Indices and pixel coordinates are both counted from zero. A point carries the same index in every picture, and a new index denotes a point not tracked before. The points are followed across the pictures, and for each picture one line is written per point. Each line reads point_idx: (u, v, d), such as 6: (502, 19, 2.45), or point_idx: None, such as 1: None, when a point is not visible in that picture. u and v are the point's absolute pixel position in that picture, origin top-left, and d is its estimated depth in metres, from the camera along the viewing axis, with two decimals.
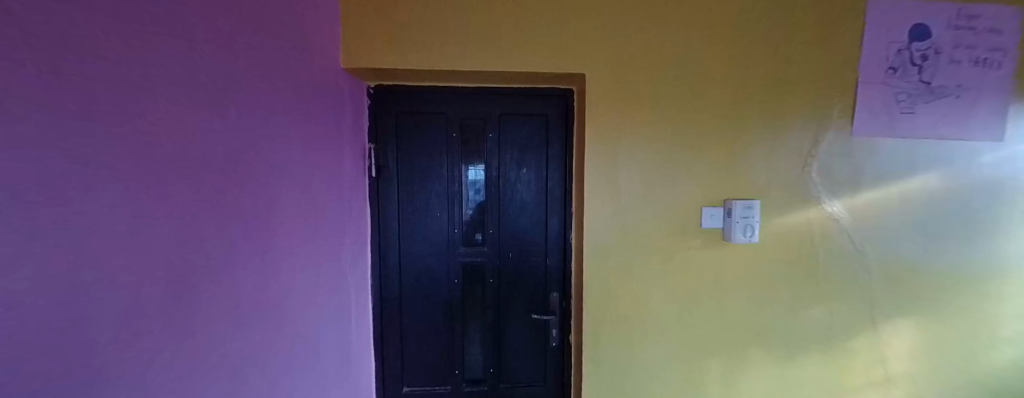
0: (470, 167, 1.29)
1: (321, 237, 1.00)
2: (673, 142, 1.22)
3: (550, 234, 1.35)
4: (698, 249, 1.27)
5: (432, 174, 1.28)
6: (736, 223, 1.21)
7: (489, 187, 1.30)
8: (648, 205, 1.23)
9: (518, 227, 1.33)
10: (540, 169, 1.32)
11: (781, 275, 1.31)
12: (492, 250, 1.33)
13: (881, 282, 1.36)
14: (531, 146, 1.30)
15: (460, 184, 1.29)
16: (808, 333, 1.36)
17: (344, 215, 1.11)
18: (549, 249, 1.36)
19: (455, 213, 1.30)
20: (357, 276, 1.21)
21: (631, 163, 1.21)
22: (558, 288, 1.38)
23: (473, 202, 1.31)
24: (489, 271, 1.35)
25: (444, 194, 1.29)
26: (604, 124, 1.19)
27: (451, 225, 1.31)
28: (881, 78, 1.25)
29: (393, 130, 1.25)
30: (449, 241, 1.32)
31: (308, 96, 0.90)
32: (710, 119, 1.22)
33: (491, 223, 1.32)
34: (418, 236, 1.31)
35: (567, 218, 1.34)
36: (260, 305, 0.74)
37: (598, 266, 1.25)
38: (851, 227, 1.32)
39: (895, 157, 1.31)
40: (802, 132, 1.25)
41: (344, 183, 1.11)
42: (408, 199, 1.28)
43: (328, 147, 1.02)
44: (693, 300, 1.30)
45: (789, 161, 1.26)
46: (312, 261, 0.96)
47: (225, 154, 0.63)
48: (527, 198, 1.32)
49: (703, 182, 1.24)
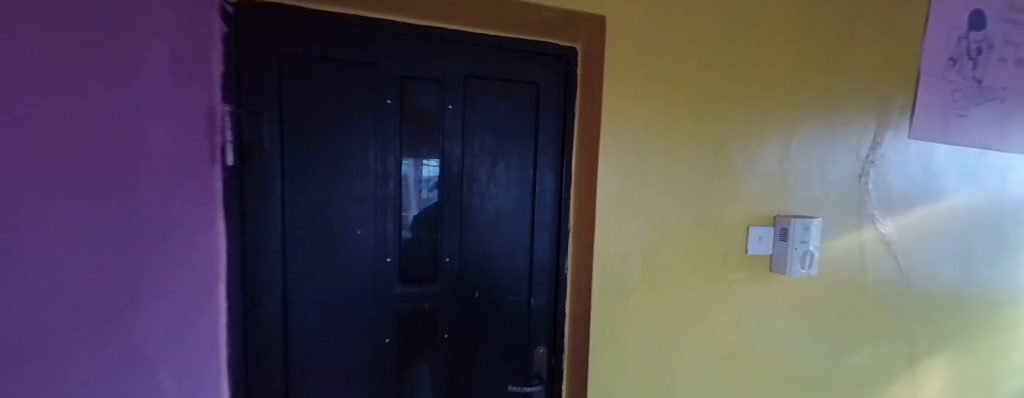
0: (417, 160, 0.80)
1: (155, 300, 0.45)
2: (718, 135, 0.87)
3: (536, 263, 0.92)
4: (741, 284, 0.92)
5: (351, 168, 0.75)
6: (795, 251, 0.89)
7: (445, 190, 0.83)
8: (683, 225, 0.87)
9: (491, 251, 0.88)
10: (523, 166, 0.88)
11: (830, 313, 1.03)
12: (448, 290, 0.85)
13: (923, 316, 1.15)
14: (511, 129, 0.86)
15: (402, 185, 0.79)
16: (851, 382, 1.10)
17: (189, 243, 0.56)
18: (535, 283, 0.92)
19: (391, 232, 0.80)
20: (212, 356, 0.64)
21: (663, 162, 0.84)
22: (547, 338, 0.95)
23: (419, 213, 0.81)
24: (443, 321, 0.86)
25: (372, 201, 0.77)
26: (627, 107, 0.80)
27: (383, 253, 0.80)
28: (941, 71, 1.02)
29: (277, 85, 0.69)
30: (378, 279, 0.80)
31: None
32: (762, 107, 0.90)
33: (447, 246, 0.84)
34: (323, 273, 0.76)
35: (561, 237, 0.92)
36: None
37: (613, 314, 0.84)
38: (900, 252, 1.08)
39: (945, 169, 1.09)
40: (860, 129, 0.98)
41: (188, 181, 0.56)
42: (302, 210, 0.73)
43: (168, 103, 0.49)
44: (732, 353, 0.95)
45: (846, 167, 0.97)
46: (142, 350, 0.42)
47: None
48: (506, 207, 0.88)
49: (751, 191, 0.90)
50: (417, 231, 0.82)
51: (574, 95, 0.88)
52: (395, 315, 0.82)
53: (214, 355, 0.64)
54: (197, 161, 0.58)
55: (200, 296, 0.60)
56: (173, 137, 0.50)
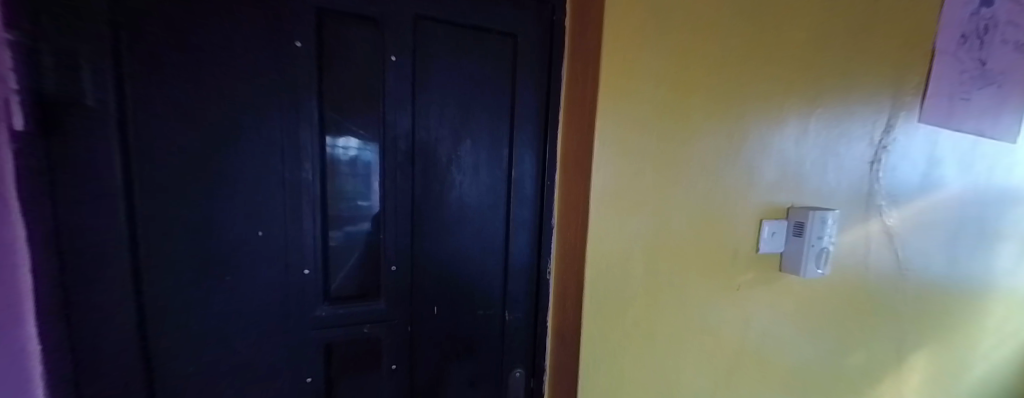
0: (350, 135, 0.58)
1: None
2: (734, 110, 0.71)
3: (511, 268, 0.73)
4: (750, 286, 0.79)
5: (248, 144, 0.52)
6: (811, 247, 0.76)
7: (388, 175, 0.61)
8: (692, 221, 0.71)
9: (452, 255, 0.68)
10: (492, 144, 0.68)
11: (835, 314, 0.93)
12: (396, 307, 0.65)
13: (913, 311, 1.10)
14: (479, 96, 0.66)
15: (327, 166, 0.57)
16: (846, 383, 1.03)
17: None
18: (509, 292, 0.74)
19: (313, 233, 0.57)
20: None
21: (673, 142, 0.66)
22: (525, 357, 0.77)
23: (352, 207, 0.60)
24: (390, 348, 0.65)
25: (281, 190, 0.55)
26: (632, 67, 0.61)
27: (299, 263, 0.57)
28: (952, 49, 0.93)
29: (108, 6, 0.43)
30: (294, 298, 0.58)
31: None
32: (782, 78, 0.75)
33: (391, 250, 0.63)
34: (209, 292, 0.53)
35: (541, 235, 0.74)
36: None
37: (609, 330, 0.68)
38: (901, 246, 1.00)
39: (946, 157, 1.02)
40: (877, 109, 0.86)
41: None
42: (168, 204, 0.49)
43: None
44: (736, 365, 0.83)
45: (862, 152, 0.85)
46: None
47: None
48: (473, 198, 0.68)
49: (768, 179, 0.76)
50: (350, 230, 0.60)
51: (559, 54, 0.69)
52: (321, 344, 0.60)
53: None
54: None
55: None
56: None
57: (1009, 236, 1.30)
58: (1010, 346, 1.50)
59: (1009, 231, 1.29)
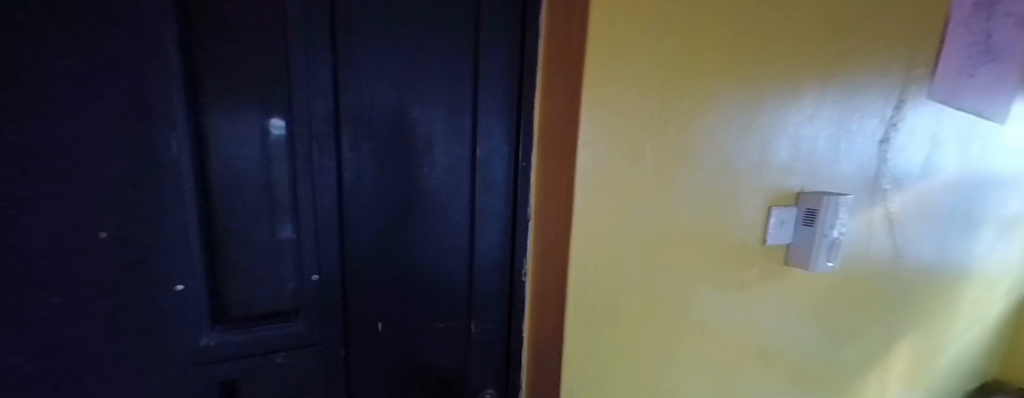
0: (238, 105, 0.44)
1: None
2: (746, 75, 0.59)
3: (477, 268, 0.60)
4: (754, 283, 0.70)
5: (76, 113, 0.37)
6: (822, 239, 0.67)
7: (300, 155, 0.47)
8: (694, 210, 0.59)
9: (396, 255, 0.55)
10: (447, 116, 0.54)
11: (834, 307, 0.86)
12: (314, 325, 0.53)
13: (904, 299, 1.06)
14: (427, 54, 0.51)
15: (205, 148, 0.43)
16: (839, 378, 0.98)
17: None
18: (475, 298, 0.61)
19: (189, 235, 0.44)
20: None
21: (675, 114, 0.54)
22: (496, 374, 0.65)
23: (249, 199, 0.46)
24: (319, 373, 0.55)
25: (132, 179, 0.40)
26: (631, 14, 0.47)
27: (168, 276, 0.44)
28: (964, 18, 0.85)
29: None
30: (164, 323, 0.45)
31: None
32: (801, 38, 0.63)
33: (308, 254, 0.50)
34: (30, 320, 0.39)
35: (513, 228, 0.60)
36: None
37: (595, 344, 0.56)
38: (900, 233, 0.94)
39: (948, 138, 0.96)
40: (892, 82, 0.77)
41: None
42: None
43: None
44: (733, 368, 0.74)
45: (873, 129, 0.76)
46: None
47: None
48: (423, 184, 0.54)
49: (779, 159, 0.65)
50: (246, 231, 0.47)
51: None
52: (216, 378, 0.49)
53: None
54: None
55: None
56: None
57: (988, 220, 1.29)
58: (977, 326, 1.53)
59: (990, 215, 1.28)
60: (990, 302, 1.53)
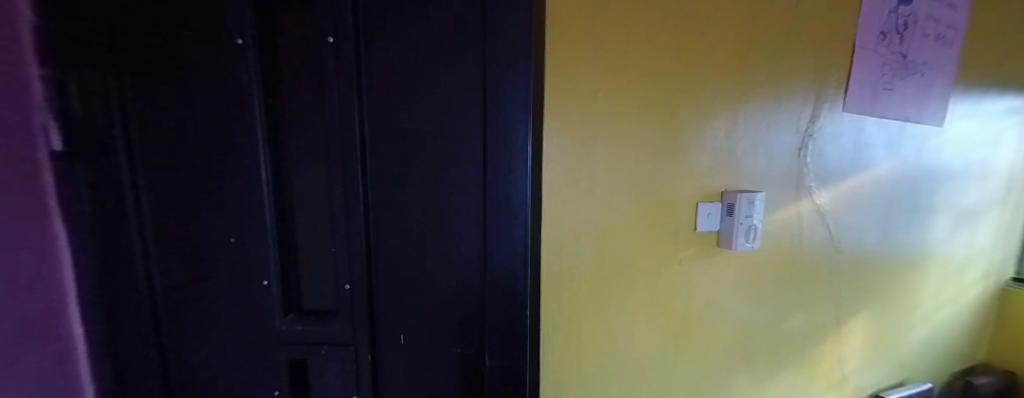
0: (300, 144, 0.56)
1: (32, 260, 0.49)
2: (664, 108, 0.83)
3: (493, 275, 0.64)
4: (691, 261, 0.91)
5: (213, 157, 0.54)
6: (740, 225, 0.88)
7: (337, 177, 0.57)
8: (633, 205, 0.83)
9: (423, 261, 0.63)
10: (458, 138, 0.59)
11: (772, 284, 1.06)
12: (351, 325, 0.63)
13: (848, 279, 1.24)
14: (445, 84, 0.57)
15: (282, 176, 0.57)
16: (788, 347, 1.16)
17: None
18: (492, 303, 0.65)
19: (268, 242, 0.58)
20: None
21: (610, 140, 0.78)
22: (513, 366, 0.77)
23: (308, 214, 0.59)
24: (357, 358, 0.65)
25: (235, 204, 0.57)
26: (574, 77, 0.73)
27: (257, 275, 0.59)
28: (874, 44, 1.05)
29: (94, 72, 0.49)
30: (252, 308, 0.60)
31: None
32: (710, 78, 0.87)
33: (345, 258, 0.61)
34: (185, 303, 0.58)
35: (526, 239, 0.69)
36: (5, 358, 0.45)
37: (561, 303, 0.79)
38: (833, 222, 1.13)
39: (873, 141, 1.14)
40: (802, 101, 0.98)
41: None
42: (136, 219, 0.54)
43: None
44: (680, 330, 0.95)
45: (787, 138, 0.98)
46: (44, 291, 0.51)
47: None
48: (443, 197, 0.61)
49: (701, 166, 0.88)
50: (307, 240, 0.60)
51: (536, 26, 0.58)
52: (283, 355, 0.63)
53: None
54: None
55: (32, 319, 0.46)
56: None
57: (939, 211, 1.44)
58: (949, 309, 1.65)
59: (941, 205, 1.43)
60: (960, 286, 1.66)
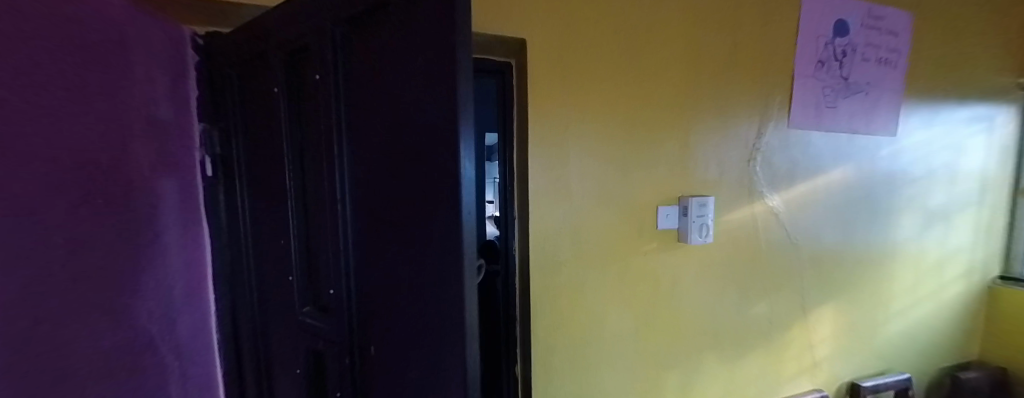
0: (307, 159, 0.63)
1: (184, 240, 0.80)
2: (627, 130, 1.06)
3: (435, 330, 0.45)
4: (655, 253, 1.13)
5: (275, 173, 0.72)
6: (693, 222, 1.13)
7: (323, 188, 0.60)
8: (604, 207, 1.06)
9: (383, 289, 0.53)
10: (392, 122, 0.45)
11: (731, 273, 1.25)
12: (336, 328, 0.62)
13: (810, 272, 1.40)
14: (385, 81, 0.46)
15: (303, 188, 0.66)
16: (753, 331, 1.34)
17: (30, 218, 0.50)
18: (433, 363, 0.46)
19: (291, 242, 0.70)
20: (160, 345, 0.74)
21: (583, 157, 1.02)
22: (513, 327, 1.05)
23: (314, 222, 0.65)
24: (342, 371, 0.63)
25: (279, 213, 0.72)
26: (549, 112, 0.97)
27: (287, 271, 0.73)
28: (812, 72, 1.26)
29: (236, 125, 0.79)
30: (284, 292, 0.75)
31: (158, 68, 0.71)
32: (664, 106, 1.10)
33: (345, 258, 0.58)
34: (262, 279, 0.82)
35: (520, 231, 1.01)
36: (173, 293, 0.78)
37: (548, 285, 1.02)
38: (788, 221, 1.32)
39: (821, 152, 1.33)
40: (749, 121, 1.20)
41: (142, 171, 0.70)
42: (248, 217, 0.82)
43: (170, 127, 0.75)
44: (650, 310, 1.16)
45: (736, 151, 1.20)
46: (192, 262, 0.82)
47: (132, 161, 0.67)
48: (389, 214, 0.48)
49: (660, 176, 1.11)
50: (315, 245, 0.66)
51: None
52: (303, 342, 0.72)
53: (140, 355, 0.70)
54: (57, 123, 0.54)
55: (182, 270, 0.80)
56: (74, 117, 0.57)
57: (904, 212, 1.58)
58: (931, 305, 1.76)
59: (905, 206, 1.58)
60: (939, 283, 1.76)
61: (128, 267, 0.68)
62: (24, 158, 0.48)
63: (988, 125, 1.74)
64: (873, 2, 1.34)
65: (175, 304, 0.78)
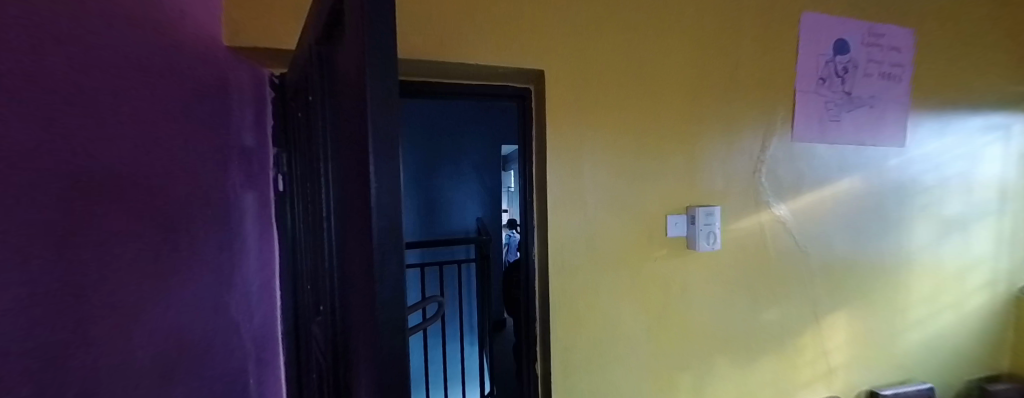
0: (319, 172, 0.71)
1: (264, 243, 0.99)
2: (636, 145, 1.17)
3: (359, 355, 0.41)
4: (665, 259, 1.22)
5: (306, 186, 0.84)
6: (701, 230, 1.21)
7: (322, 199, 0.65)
8: (617, 216, 1.16)
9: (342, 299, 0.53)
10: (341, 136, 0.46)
11: (740, 279, 1.32)
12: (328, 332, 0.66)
13: (820, 279, 1.45)
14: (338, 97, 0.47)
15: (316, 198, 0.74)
16: (765, 336, 1.39)
17: (164, 225, 0.66)
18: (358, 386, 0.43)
19: (313, 249, 0.80)
20: (249, 330, 0.91)
21: (595, 170, 1.13)
22: (535, 327, 1.20)
23: (320, 230, 0.71)
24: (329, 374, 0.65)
25: (304, 225, 0.84)
26: (564, 130, 1.10)
27: (309, 277, 0.84)
28: (813, 89, 1.34)
29: (290, 145, 0.94)
30: (311, 295, 0.85)
31: (249, 105, 0.90)
32: (671, 122, 1.20)
33: (332, 264, 0.61)
34: (302, 281, 0.94)
35: (538, 238, 1.16)
36: (254, 288, 0.93)
37: (565, 286, 1.12)
38: (796, 229, 1.38)
39: (826, 162, 1.40)
40: (753, 134, 1.29)
41: (237, 187, 0.87)
42: (297, 225, 0.96)
43: (255, 152, 0.94)
44: (661, 312, 1.24)
45: (741, 163, 1.28)
46: (266, 261, 1.00)
47: (231, 178, 0.85)
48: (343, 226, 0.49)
49: (668, 187, 1.21)
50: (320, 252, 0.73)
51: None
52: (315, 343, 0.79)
53: (236, 339, 0.85)
54: (180, 153, 0.70)
55: (263, 266, 0.98)
56: (198, 145, 0.75)
57: (917, 220, 1.61)
58: (953, 314, 1.74)
59: (918, 215, 1.61)
60: (962, 293, 1.75)
61: (230, 265, 0.84)
62: (159, 176, 0.64)
63: (1005, 133, 1.75)
64: (872, 20, 1.41)
65: (259, 293, 0.97)
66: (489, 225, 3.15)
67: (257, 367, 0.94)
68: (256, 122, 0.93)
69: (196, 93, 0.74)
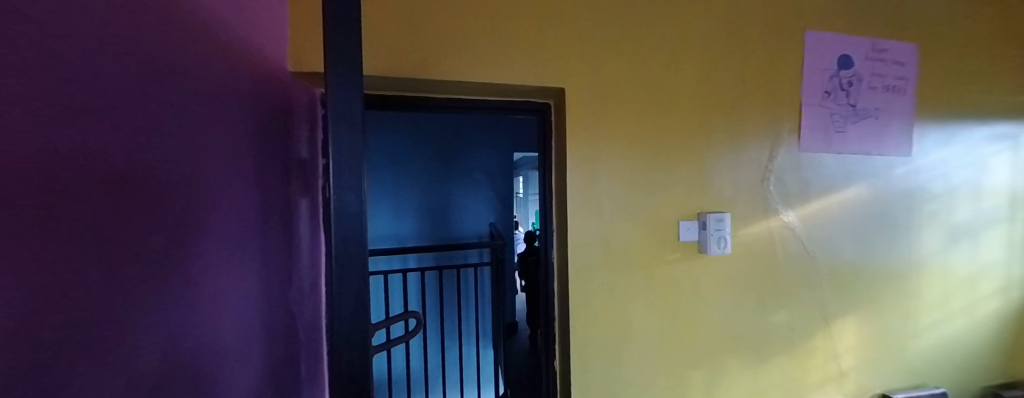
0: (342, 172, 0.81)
1: (313, 246, 1.10)
2: (649, 154, 1.25)
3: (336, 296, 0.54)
4: (677, 262, 1.30)
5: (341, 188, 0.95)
6: (711, 235, 1.28)
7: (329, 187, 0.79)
8: (631, 221, 1.24)
9: None
10: None
11: (750, 282, 1.38)
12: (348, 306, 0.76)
13: (828, 283, 1.50)
14: None
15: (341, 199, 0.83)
16: (775, 338, 1.44)
17: (242, 227, 0.76)
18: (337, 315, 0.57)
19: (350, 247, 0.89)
20: (299, 323, 1.01)
21: (611, 178, 1.22)
22: (553, 325, 1.28)
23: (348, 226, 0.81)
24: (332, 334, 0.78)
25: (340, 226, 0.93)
26: (582, 140, 1.19)
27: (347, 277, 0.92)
28: (819, 102, 1.41)
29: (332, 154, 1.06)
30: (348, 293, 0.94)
31: (302, 123, 1.02)
32: (683, 133, 1.28)
33: None
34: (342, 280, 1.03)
35: (556, 242, 1.25)
36: (303, 286, 1.04)
37: (583, 287, 1.20)
38: (804, 234, 1.44)
39: (833, 171, 1.46)
40: (760, 145, 1.36)
41: (292, 195, 0.98)
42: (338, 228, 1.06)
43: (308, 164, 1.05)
44: (674, 312, 1.31)
45: (749, 172, 1.35)
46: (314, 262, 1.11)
47: (288, 188, 0.96)
48: None
49: (680, 194, 1.29)
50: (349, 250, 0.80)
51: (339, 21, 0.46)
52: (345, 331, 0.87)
53: (288, 331, 0.96)
54: (252, 166, 0.80)
55: (311, 266, 1.09)
56: (265, 160, 0.85)
57: (925, 227, 1.65)
58: (965, 320, 1.77)
59: (926, 222, 1.65)
60: (973, 299, 1.77)
61: (285, 265, 0.95)
62: (238, 187, 0.75)
63: (1012, 143, 1.78)
64: (875, 37, 1.48)
65: (308, 290, 1.07)
66: (502, 231, 3.24)
67: (305, 356, 1.05)
68: (309, 137, 1.05)
69: (266, 114, 0.85)
